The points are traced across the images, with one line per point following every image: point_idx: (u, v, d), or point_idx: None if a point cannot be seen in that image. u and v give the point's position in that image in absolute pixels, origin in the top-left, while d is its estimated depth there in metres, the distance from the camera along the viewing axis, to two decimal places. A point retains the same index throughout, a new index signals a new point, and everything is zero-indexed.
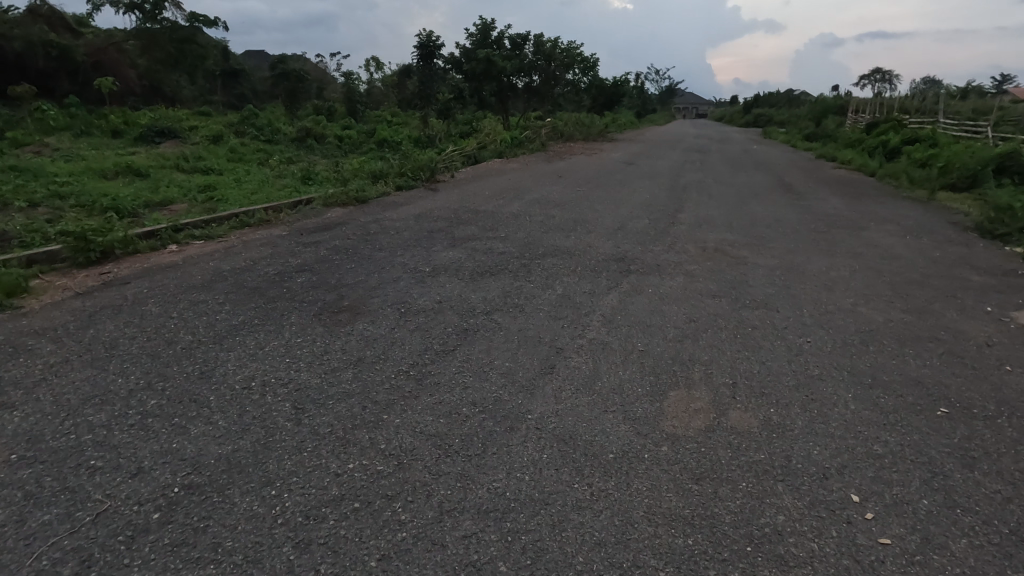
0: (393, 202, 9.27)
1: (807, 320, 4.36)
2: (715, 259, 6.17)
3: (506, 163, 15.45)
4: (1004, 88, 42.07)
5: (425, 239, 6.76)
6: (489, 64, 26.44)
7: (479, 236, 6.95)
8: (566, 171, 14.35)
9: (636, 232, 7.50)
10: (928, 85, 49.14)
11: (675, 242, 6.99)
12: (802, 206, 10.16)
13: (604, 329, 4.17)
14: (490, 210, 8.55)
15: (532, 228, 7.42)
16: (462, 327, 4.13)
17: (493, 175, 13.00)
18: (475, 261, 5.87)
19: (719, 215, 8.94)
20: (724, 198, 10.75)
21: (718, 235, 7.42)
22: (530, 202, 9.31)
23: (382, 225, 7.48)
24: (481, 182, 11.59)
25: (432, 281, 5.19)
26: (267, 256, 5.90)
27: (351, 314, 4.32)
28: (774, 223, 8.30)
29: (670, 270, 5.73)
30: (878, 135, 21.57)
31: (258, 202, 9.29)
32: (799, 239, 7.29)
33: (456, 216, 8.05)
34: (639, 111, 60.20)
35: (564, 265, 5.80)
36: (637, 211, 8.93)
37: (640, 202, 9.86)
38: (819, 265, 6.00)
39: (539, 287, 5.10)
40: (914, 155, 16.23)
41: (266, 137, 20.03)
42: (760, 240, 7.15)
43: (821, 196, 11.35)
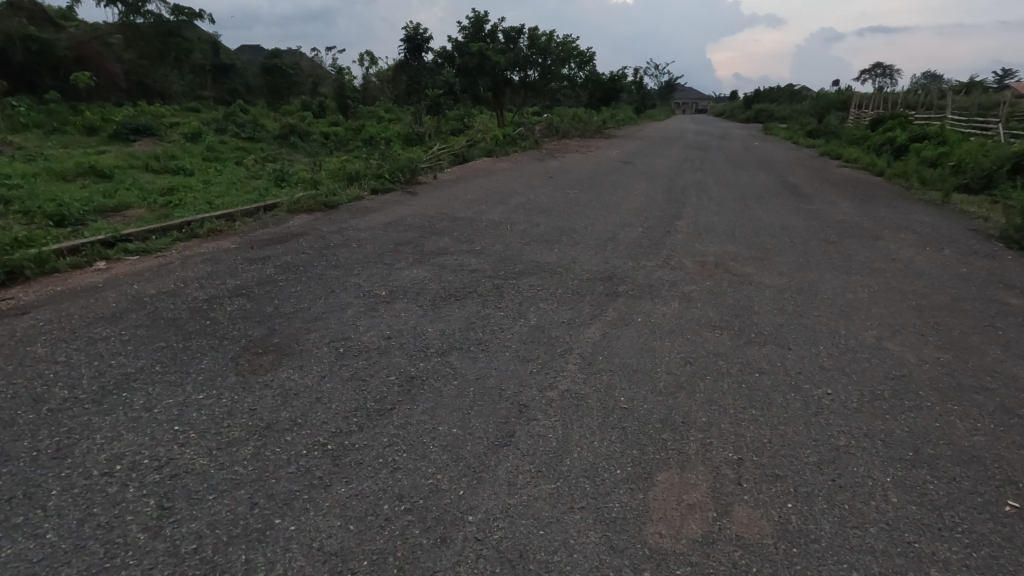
0: (365, 207, 8.55)
1: (825, 362, 3.65)
2: (715, 278, 5.44)
3: (496, 163, 14.70)
4: (1008, 83, 41.31)
5: (391, 253, 6.04)
6: (482, 59, 25.63)
7: (450, 250, 6.22)
8: (557, 171, 13.58)
9: (627, 244, 6.77)
10: (930, 79, 48.32)
11: (670, 256, 6.26)
12: (809, 210, 9.43)
13: (580, 376, 3.46)
14: (469, 218, 7.84)
15: (511, 240, 6.70)
16: (408, 374, 3.41)
17: (480, 176, 12.27)
18: (440, 282, 5.14)
19: (720, 221, 8.20)
20: (724, 201, 10.01)
21: (718, 247, 6.69)
22: (514, 208, 8.58)
23: (346, 236, 6.76)
24: (465, 184, 10.85)
25: (386, 309, 4.47)
26: (203, 276, 5.19)
27: (277, 356, 3.60)
28: (780, 232, 7.57)
29: (662, 292, 5.01)
30: (884, 133, 20.83)
31: (217, 208, 8.53)
32: (809, 251, 6.57)
33: (431, 225, 7.34)
34: (638, 107, 59.35)
35: (542, 287, 5.09)
36: (630, 219, 8.18)
37: (634, 208, 9.11)
38: (833, 286, 5.27)
39: (508, 317, 4.38)
40: (924, 153, 15.49)
41: (248, 134, 19.27)
42: (764, 253, 6.42)
43: (828, 199, 10.63)
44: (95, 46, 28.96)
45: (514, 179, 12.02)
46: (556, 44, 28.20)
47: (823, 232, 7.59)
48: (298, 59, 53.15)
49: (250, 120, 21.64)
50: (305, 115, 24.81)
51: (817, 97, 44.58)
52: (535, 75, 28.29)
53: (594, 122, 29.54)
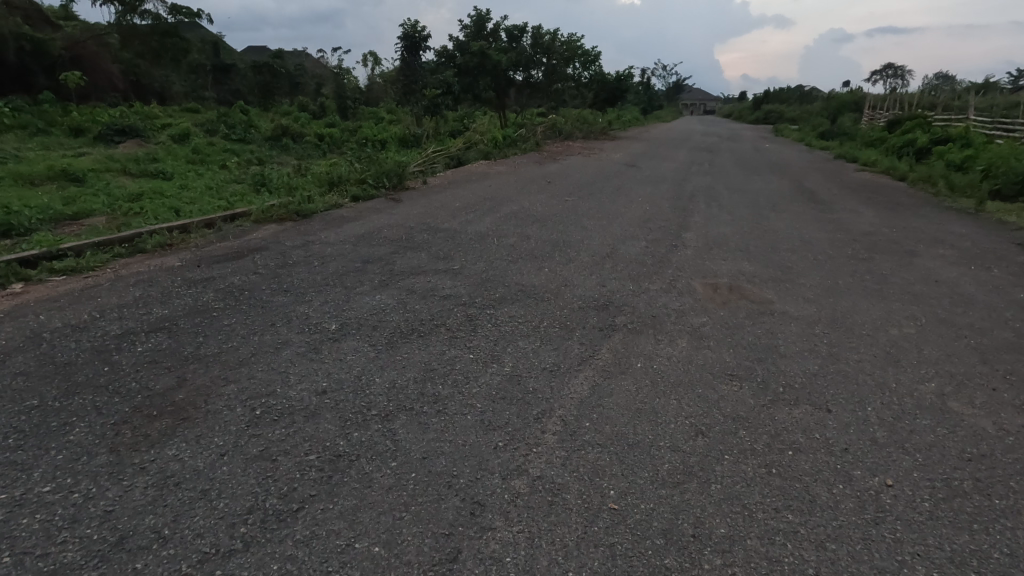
0: (342, 216, 7.81)
1: (874, 433, 2.85)
2: (730, 307, 4.63)
3: (493, 166, 13.93)
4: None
5: (356, 272, 5.28)
6: (482, 58, 24.92)
7: (424, 269, 5.44)
8: (556, 175, 12.76)
9: (627, 261, 5.97)
10: (944, 79, 47.21)
11: (676, 277, 5.45)
12: (831, 219, 8.58)
13: (558, 453, 2.67)
14: (454, 229, 7.07)
15: (496, 256, 5.91)
16: (334, 450, 2.64)
17: (474, 181, 11.50)
18: (404, 311, 4.37)
19: (733, 234, 7.37)
20: (736, 210, 9.18)
21: (731, 265, 5.87)
22: (504, 218, 7.81)
23: (311, 250, 6.01)
24: (457, 190, 10.08)
25: (331, 348, 3.70)
26: (130, 302, 4.44)
27: (174, 420, 2.83)
28: (801, 247, 6.74)
29: (667, 326, 4.22)
30: (902, 135, 19.90)
31: (180, 217, 7.79)
32: (837, 271, 5.74)
33: (409, 238, 6.59)
34: (646, 108, 58.55)
35: (525, 318, 4.30)
36: (633, 230, 7.37)
37: (637, 217, 8.29)
38: (870, 317, 4.45)
39: (478, 361, 3.60)
40: (948, 156, 14.59)
41: (238, 136, 18.61)
42: (785, 273, 5.61)
43: (850, 206, 9.78)
44: (91, 45, 28.45)
45: (509, 184, 11.24)
46: (560, 43, 27.40)
47: (850, 247, 6.77)
48: (301, 60, 52.64)
49: (243, 121, 20.98)
50: (301, 116, 24.15)
51: (829, 98, 43.51)
52: (538, 75, 27.51)
53: (600, 123, 28.69)
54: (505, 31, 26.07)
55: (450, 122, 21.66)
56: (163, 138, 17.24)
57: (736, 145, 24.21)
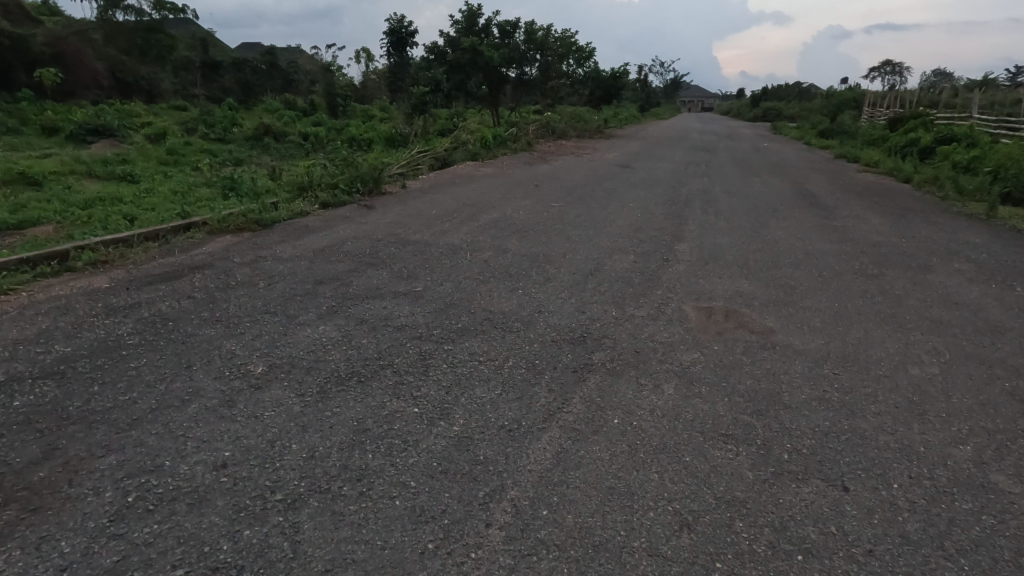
0: (308, 226, 7.20)
1: (905, 526, 2.27)
2: (726, 339, 4.04)
3: (478, 167, 13.32)
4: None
5: (305, 296, 4.69)
6: (474, 54, 24.31)
7: (381, 291, 4.84)
8: (544, 178, 12.17)
9: (612, 279, 5.38)
10: (940, 76, 46.84)
11: (665, 299, 4.87)
12: (834, 227, 8.01)
13: (502, 561, 2.09)
14: (426, 241, 6.47)
15: (466, 275, 5.33)
16: (213, 561, 2.05)
17: (457, 184, 10.90)
18: (348, 347, 3.77)
19: (730, 245, 6.78)
20: (734, 217, 8.57)
21: (727, 284, 5.29)
22: (482, 228, 7.23)
23: (262, 268, 5.42)
24: (436, 195, 9.48)
25: (249, 400, 3.10)
26: (32, 336, 3.84)
27: (20, 512, 2.25)
28: (804, 260, 6.17)
29: (651, 365, 3.64)
30: (904, 134, 19.36)
31: (130, 228, 7.17)
32: (845, 291, 5.16)
33: (374, 252, 6.01)
34: (643, 106, 57.90)
35: (487, 355, 3.71)
36: (621, 242, 6.79)
37: (627, 225, 7.72)
38: (886, 352, 3.88)
39: (423, 417, 3.00)
40: (953, 156, 14.04)
41: (218, 136, 17.97)
42: (787, 294, 5.03)
43: (853, 212, 9.21)
44: (74, 42, 27.74)
45: (493, 187, 10.65)
46: (553, 39, 26.76)
47: (857, 261, 6.19)
48: (293, 57, 51.82)
49: (225, 121, 20.32)
50: (287, 115, 23.49)
51: (827, 96, 42.96)
52: (532, 72, 26.88)
53: (595, 122, 28.05)
54: (497, 27, 25.46)
55: (439, 120, 21.04)
56: (139, 139, 16.58)
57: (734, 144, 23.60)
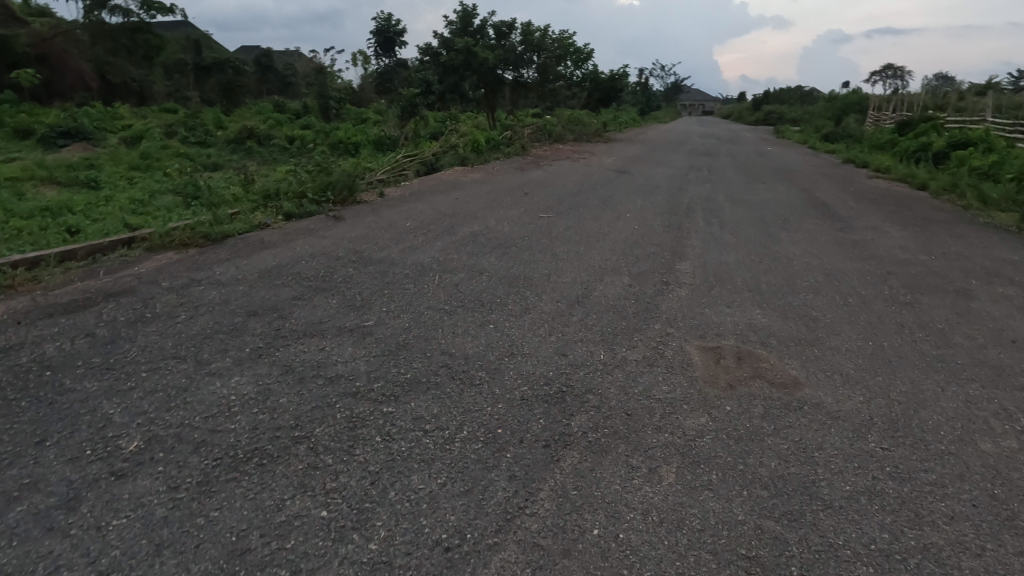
0: (264, 240, 6.42)
1: None
2: (738, 396, 3.24)
3: (467, 173, 12.54)
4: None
5: (231, 332, 3.91)
6: (469, 55, 23.62)
7: (324, 326, 4.05)
8: (536, 184, 11.37)
9: (602, 308, 4.59)
10: (945, 80, 46.17)
11: (664, 335, 4.08)
12: (852, 241, 7.22)
13: None
14: (393, 261, 5.68)
15: (429, 303, 4.54)
16: None
17: (441, 192, 10.12)
18: (260, 408, 2.97)
19: (737, 264, 5.98)
20: (741, 229, 7.77)
21: (736, 316, 4.49)
22: (459, 243, 6.47)
23: (193, 293, 4.64)
24: (415, 205, 8.69)
25: (101, 498, 2.30)
26: None
27: None
28: (825, 283, 5.36)
29: (646, 435, 2.85)
30: (913, 138, 18.60)
31: (63, 243, 6.38)
32: (877, 325, 4.35)
33: (331, 273, 5.22)
34: (644, 109, 57.25)
35: (435, 419, 2.92)
36: (614, 260, 6.00)
37: (621, 240, 6.92)
38: (941, 415, 3.09)
39: (332, 526, 2.20)
40: (970, 162, 13.27)
41: (199, 139, 17.22)
42: (809, 329, 4.23)
43: (871, 223, 8.41)
44: (59, 43, 27.04)
45: (480, 195, 9.86)
46: (551, 40, 26.04)
47: (885, 284, 5.39)
48: (289, 59, 51.18)
49: (208, 123, 19.56)
50: (275, 118, 22.73)
51: (831, 99, 42.21)
52: (529, 74, 26.16)
53: (593, 125, 27.29)
54: (493, 27, 24.80)
55: (431, 123, 20.28)
56: (115, 142, 15.82)
57: (737, 148, 22.82)
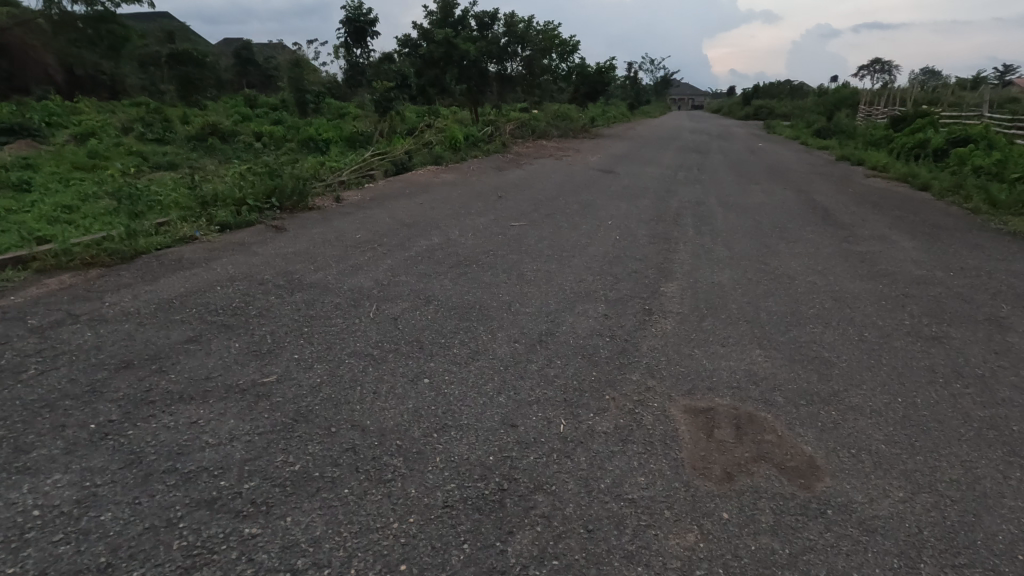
0: (183, 259, 5.51)
1: None
2: (738, 495, 2.41)
3: (440, 174, 11.64)
4: (1016, 80, 38.64)
5: (83, 396, 3.01)
6: (449, 47, 22.64)
7: (208, 385, 3.17)
8: (512, 186, 10.51)
9: (569, 350, 3.76)
10: (931, 74, 45.89)
11: (643, 392, 3.25)
12: (858, 254, 6.45)
13: None
14: (328, 285, 4.82)
15: (353, 347, 3.68)
16: None
17: (406, 196, 9.23)
18: (67, 529, 2.11)
19: (731, 286, 5.17)
20: (733, 240, 6.96)
21: (731, 361, 3.66)
22: (411, 260, 5.60)
23: (64, 334, 3.76)
24: (373, 212, 7.81)
25: None
26: None
27: None
28: (835, 312, 4.56)
29: (611, 570, 2.03)
30: (910, 135, 17.89)
31: None
32: (904, 370, 3.56)
33: (247, 304, 4.36)
34: (634, 103, 56.46)
35: (313, 550, 2.06)
36: (588, 282, 5.17)
37: (599, 255, 6.09)
38: (1013, 524, 2.28)
39: None
40: (974, 159, 12.57)
41: (158, 136, 16.19)
42: (821, 380, 3.41)
43: (876, 231, 7.67)
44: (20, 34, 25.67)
45: (448, 199, 8.99)
46: (536, 32, 25.10)
47: (904, 311, 4.61)
48: (268, 52, 49.74)
49: (170, 119, 18.44)
50: (245, 113, 21.59)
51: (821, 94, 41.58)
52: (513, 68, 25.27)
53: (579, 120, 26.43)
54: (475, 18, 23.82)
55: (408, 119, 19.34)
56: (63, 140, 14.69)
57: (727, 144, 22.08)
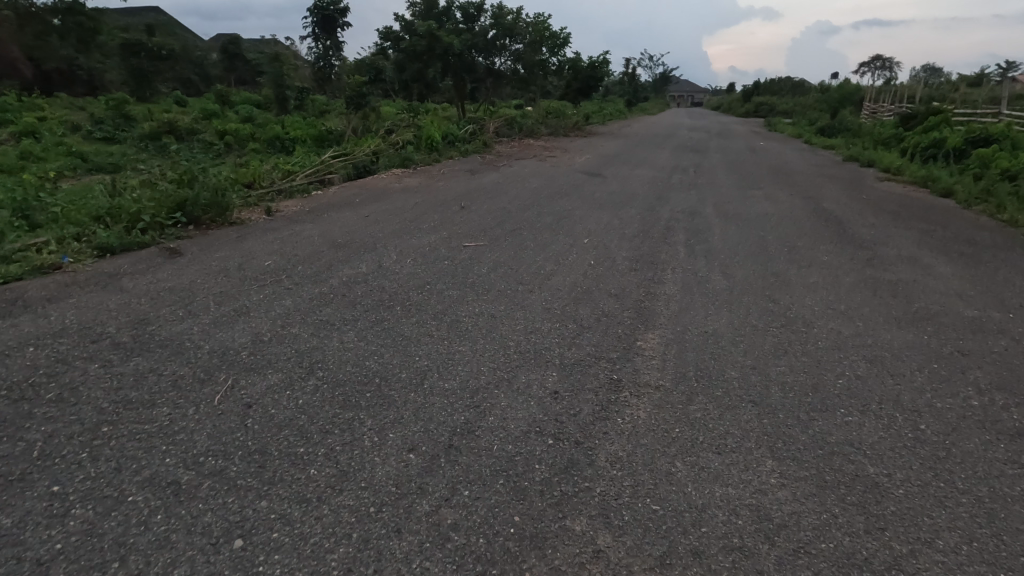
0: (21, 298, 4.25)
1: None
2: None
3: (404, 179, 10.38)
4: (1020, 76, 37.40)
5: None
6: (432, 41, 21.35)
7: None
8: (481, 193, 9.27)
9: (489, 467, 2.52)
10: (932, 71, 44.99)
11: (589, 565, 2.03)
12: (887, 285, 5.23)
13: None
14: (186, 344, 3.57)
15: (158, 465, 2.43)
16: None
17: (355, 205, 7.98)
18: None
19: (730, 339, 3.93)
20: (734, 265, 5.72)
21: (728, 490, 2.43)
22: (317, 301, 4.35)
23: None
24: (304, 228, 6.55)
25: None
26: None
27: None
28: (873, 385, 3.32)
29: None
30: (922, 134, 16.67)
31: None
32: (997, 512, 2.32)
33: (51, 377, 3.11)
34: (631, 100, 55.09)
35: None
36: (542, 334, 3.93)
37: (563, 289, 4.83)
38: None
39: None
40: (999, 161, 11.36)
41: (107, 135, 14.91)
42: (867, 535, 2.19)
43: (903, 251, 6.43)
44: None
45: (401, 210, 7.74)
46: (526, 24, 23.72)
47: (965, 382, 3.38)
48: (255, 48, 48.29)
49: (127, 116, 17.14)
50: (212, 111, 20.24)
51: (824, 91, 40.19)
52: (502, 62, 23.95)
53: (572, 117, 25.13)
54: (460, 10, 22.52)
55: (385, 116, 18.06)
56: None
57: (727, 143, 20.81)
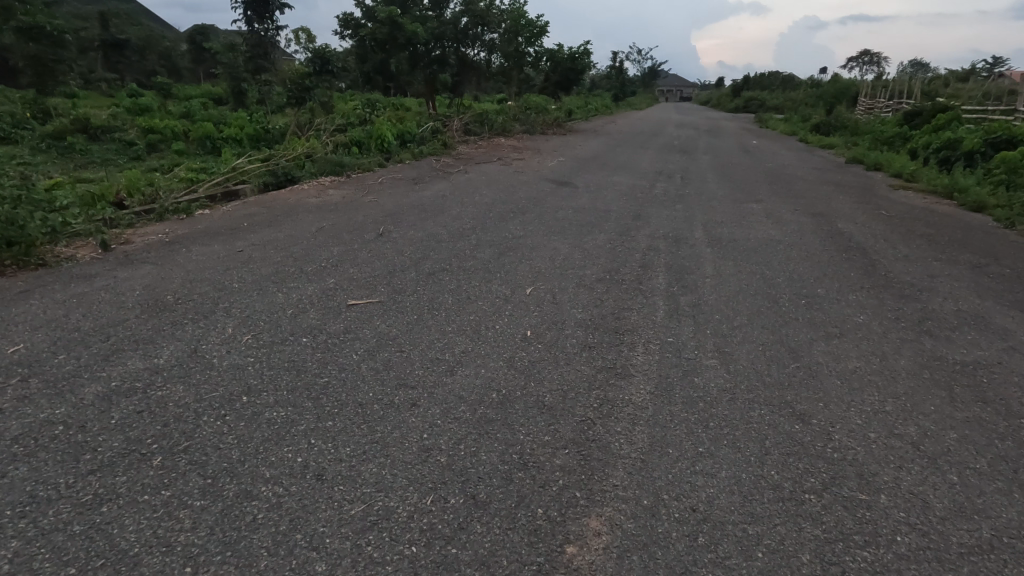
0: None
1: None
2: None
3: (328, 191, 8.51)
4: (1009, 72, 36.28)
5: None
6: (395, 28, 19.37)
7: None
8: (415, 210, 7.44)
9: None
10: (919, 67, 43.84)
11: None
12: (961, 373, 3.51)
13: None
14: None
15: None
16: None
17: (239, 230, 6.12)
18: None
19: (738, 539, 2.16)
20: (734, 336, 3.96)
21: None
22: (25, 446, 2.51)
23: None
24: (136, 274, 4.68)
25: None
26: None
27: None
28: None
29: None
30: (930, 134, 15.08)
31: None
32: None
33: None
34: (618, 95, 53.09)
35: None
36: (394, 530, 2.15)
37: (468, 399, 3.05)
38: None
39: None
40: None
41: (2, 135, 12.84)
42: None
43: (961, 301, 4.72)
44: None
45: (295, 238, 5.90)
46: (500, 11, 21.68)
47: None
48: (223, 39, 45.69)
49: (39, 112, 15.01)
50: (146, 107, 18.11)
51: (815, 86, 38.72)
52: (475, 53, 21.90)
53: (554, 113, 23.25)
54: None
55: (336, 112, 16.13)
56: None
57: (717, 142, 19.07)
